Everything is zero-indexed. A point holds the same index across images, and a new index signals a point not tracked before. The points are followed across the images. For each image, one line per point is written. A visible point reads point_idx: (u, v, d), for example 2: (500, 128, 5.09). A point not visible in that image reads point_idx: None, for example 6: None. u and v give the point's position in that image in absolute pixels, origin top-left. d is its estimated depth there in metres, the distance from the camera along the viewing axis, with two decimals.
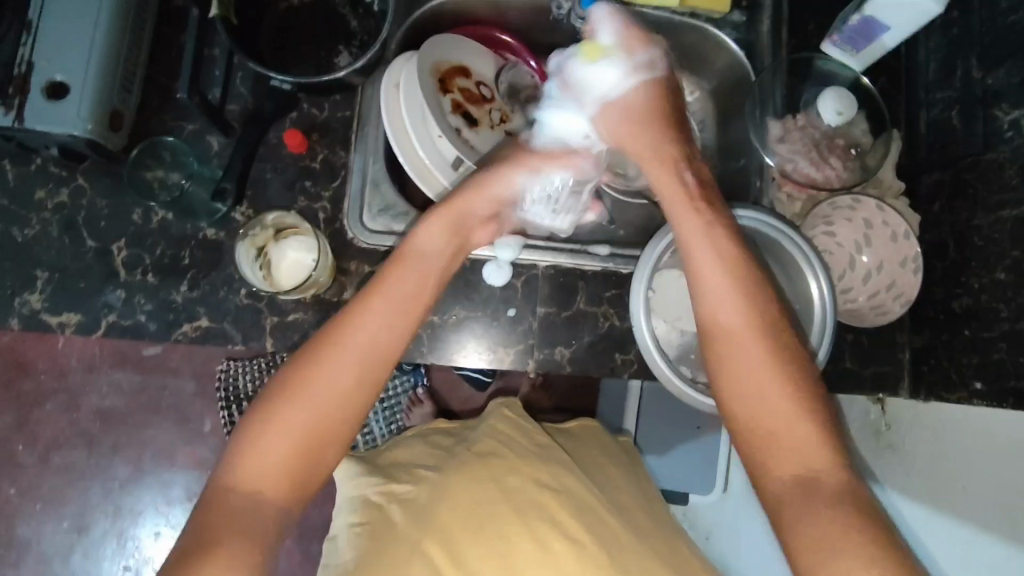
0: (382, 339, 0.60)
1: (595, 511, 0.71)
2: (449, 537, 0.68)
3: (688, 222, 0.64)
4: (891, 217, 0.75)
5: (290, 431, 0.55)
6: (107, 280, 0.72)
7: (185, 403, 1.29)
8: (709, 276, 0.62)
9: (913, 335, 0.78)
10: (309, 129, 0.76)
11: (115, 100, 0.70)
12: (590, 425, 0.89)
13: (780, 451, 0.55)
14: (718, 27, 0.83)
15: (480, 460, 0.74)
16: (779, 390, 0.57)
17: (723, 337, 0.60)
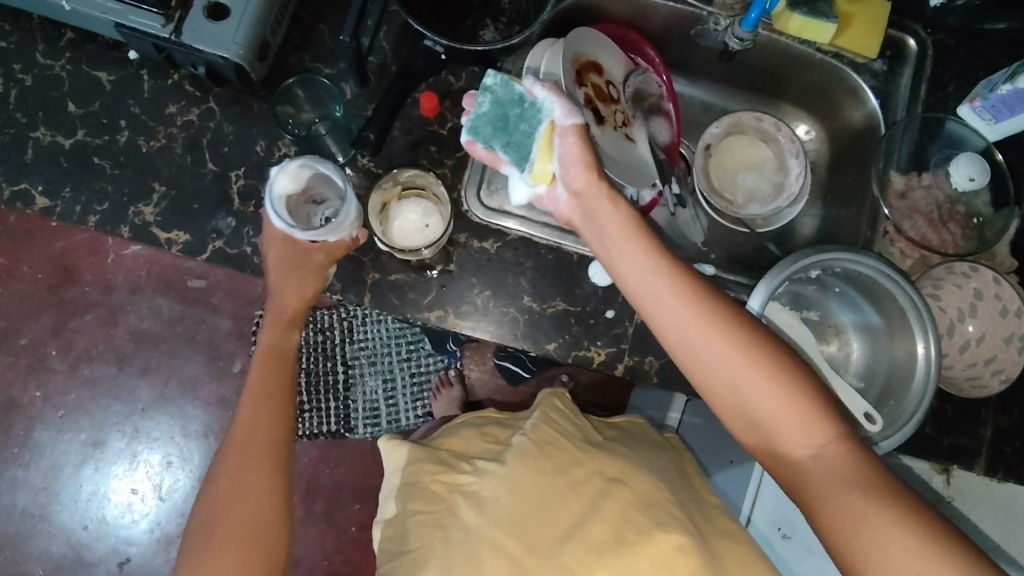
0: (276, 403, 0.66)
1: (660, 505, 0.69)
2: (523, 526, 0.69)
3: (639, 254, 0.60)
4: (1006, 292, 0.74)
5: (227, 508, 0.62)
6: (219, 206, 0.72)
7: (219, 339, 1.27)
8: (665, 308, 0.58)
9: (1000, 415, 0.75)
10: (443, 94, 0.76)
11: (267, 32, 0.70)
12: (641, 423, 0.90)
13: (791, 440, 0.55)
14: (858, 71, 0.83)
15: (539, 447, 0.75)
16: (768, 393, 0.55)
17: (689, 364, 0.58)
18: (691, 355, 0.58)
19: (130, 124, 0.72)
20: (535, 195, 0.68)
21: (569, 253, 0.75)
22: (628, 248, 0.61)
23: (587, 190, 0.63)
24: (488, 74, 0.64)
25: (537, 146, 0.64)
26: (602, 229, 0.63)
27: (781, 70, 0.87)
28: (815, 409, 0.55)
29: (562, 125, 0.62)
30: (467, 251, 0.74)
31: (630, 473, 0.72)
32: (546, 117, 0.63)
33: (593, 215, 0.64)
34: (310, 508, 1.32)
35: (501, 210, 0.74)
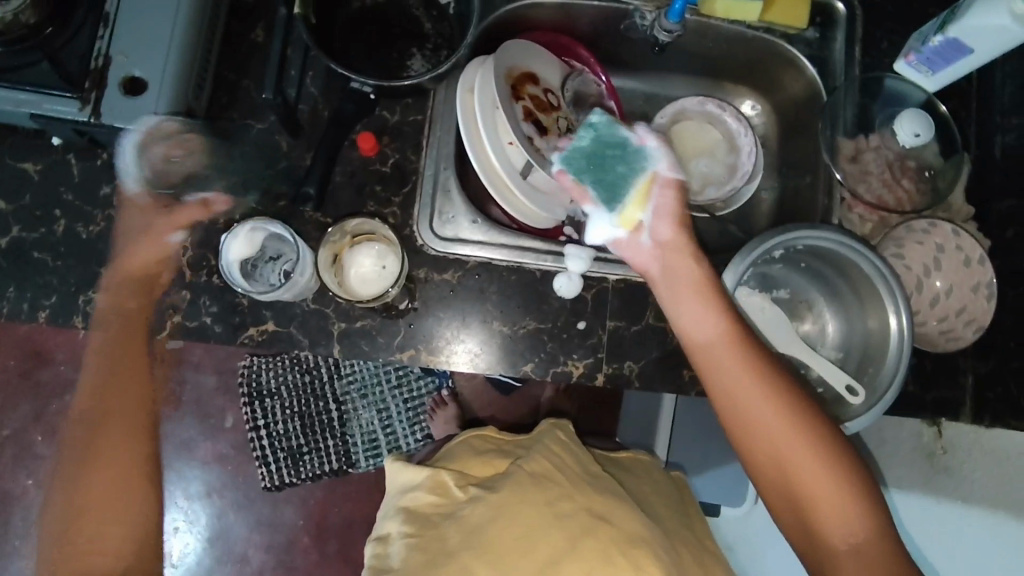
0: (96, 381, 0.69)
1: (645, 544, 0.71)
2: (502, 558, 0.71)
3: (703, 318, 0.63)
4: (966, 243, 0.75)
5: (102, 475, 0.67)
6: (171, 280, 0.71)
7: (207, 398, 1.29)
8: (731, 371, 0.60)
9: (978, 362, 0.76)
10: (380, 132, 0.75)
11: (189, 98, 0.68)
12: (644, 459, 0.94)
13: (832, 525, 0.57)
14: (792, 42, 0.82)
15: (535, 482, 0.76)
16: (814, 461, 0.58)
17: (748, 426, 0.60)
18: (751, 417, 0.59)
19: (65, 211, 0.70)
20: (611, 242, 0.70)
21: (532, 271, 0.75)
22: (693, 311, 0.63)
23: (675, 242, 0.67)
24: (595, 114, 0.73)
25: (633, 192, 0.70)
26: (675, 283, 0.65)
27: (715, 52, 0.87)
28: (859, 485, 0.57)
29: (665, 176, 0.69)
30: (429, 285, 0.73)
31: (619, 513, 0.74)
32: (647, 169, 0.70)
33: (667, 266, 0.66)
34: (325, 549, 1.28)
35: (456, 238, 0.74)
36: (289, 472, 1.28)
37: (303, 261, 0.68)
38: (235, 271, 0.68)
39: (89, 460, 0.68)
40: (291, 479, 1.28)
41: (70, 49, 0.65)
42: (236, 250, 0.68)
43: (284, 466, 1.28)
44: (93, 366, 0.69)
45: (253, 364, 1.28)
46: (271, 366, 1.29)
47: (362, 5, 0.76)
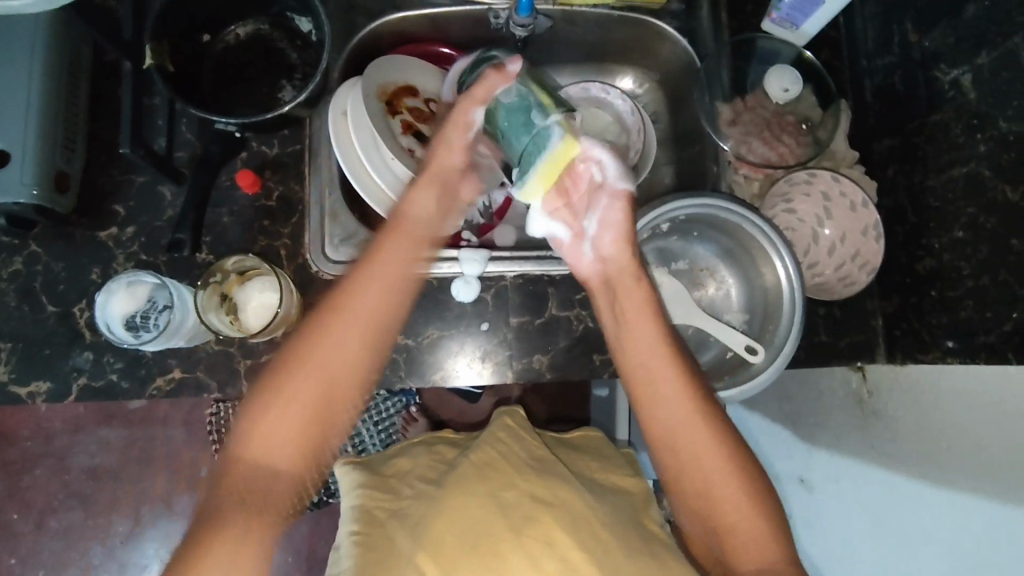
0: (382, 303, 0.61)
1: (590, 524, 0.65)
2: (444, 557, 0.63)
3: (647, 337, 0.63)
4: (848, 187, 0.77)
5: (308, 382, 0.57)
6: (72, 343, 0.71)
7: (183, 450, 1.22)
8: (667, 392, 0.61)
9: (883, 302, 0.78)
10: (261, 167, 0.76)
11: (59, 161, 0.68)
12: (594, 436, 0.89)
13: (743, 547, 0.58)
14: (659, 17, 0.83)
15: (478, 471, 0.71)
16: (733, 484, 0.59)
17: (670, 444, 0.60)
18: (669, 436, 0.60)
19: None
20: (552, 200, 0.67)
21: (428, 280, 0.75)
22: (636, 337, 0.63)
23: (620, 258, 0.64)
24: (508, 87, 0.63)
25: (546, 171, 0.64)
26: (623, 302, 0.64)
27: (591, 37, 0.87)
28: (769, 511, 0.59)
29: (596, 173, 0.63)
30: None
31: (564, 496, 0.68)
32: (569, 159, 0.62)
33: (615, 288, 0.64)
34: None
35: (352, 260, 0.74)
36: None
37: (185, 301, 0.69)
38: (116, 314, 0.69)
39: (257, 443, 0.55)
40: None
41: None
42: (125, 298, 0.69)
43: None
44: (394, 274, 0.62)
45: (220, 411, 1.19)
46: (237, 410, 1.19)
47: (226, 46, 0.77)
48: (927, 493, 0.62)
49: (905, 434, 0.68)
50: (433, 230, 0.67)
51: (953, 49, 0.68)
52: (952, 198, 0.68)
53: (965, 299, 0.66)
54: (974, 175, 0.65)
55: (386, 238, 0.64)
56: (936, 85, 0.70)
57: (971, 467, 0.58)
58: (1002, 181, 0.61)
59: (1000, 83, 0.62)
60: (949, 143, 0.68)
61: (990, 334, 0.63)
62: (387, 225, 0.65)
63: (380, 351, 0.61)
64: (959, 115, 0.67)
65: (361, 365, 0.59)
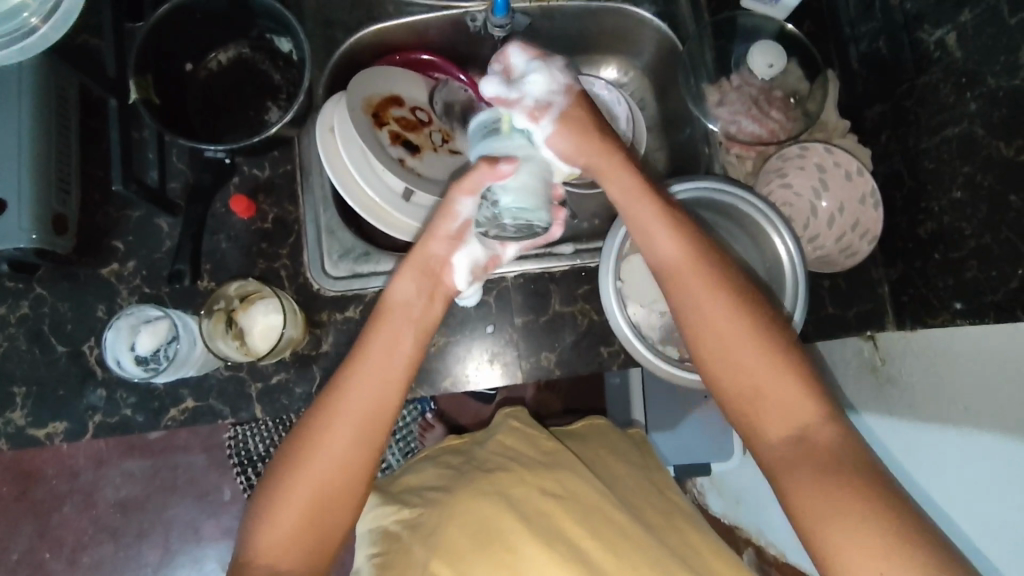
0: (370, 399, 0.60)
1: (602, 512, 0.68)
2: (458, 556, 0.65)
3: (669, 239, 0.61)
4: (841, 157, 0.76)
5: (314, 480, 0.57)
6: (84, 382, 0.72)
7: (200, 476, 1.23)
8: (693, 287, 0.59)
9: (888, 269, 0.77)
10: (254, 190, 0.76)
11: (56, 204, 0.69)
12: (600, 423, 0.88)
13: (810, 488, 0.51)
14: (637, 4, 0.83)
15: (485, 474, 0.72)
16: (771, 371, 0.56)
17: (706, 329, 0.58)
18: (712, 326, 0.58)
19: None
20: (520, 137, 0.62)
21: None
22: (694, 296, 0.59)
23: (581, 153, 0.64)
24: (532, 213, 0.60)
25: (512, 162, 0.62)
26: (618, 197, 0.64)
27: (572, 29, 0.86)
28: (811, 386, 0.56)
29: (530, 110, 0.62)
30: (335, 326, 0.74)
31: (570, 485, 0.70)
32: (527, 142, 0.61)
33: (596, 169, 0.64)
34: None
35: (352, 275, 0.76)
36: None
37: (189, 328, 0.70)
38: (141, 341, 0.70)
39: (261, 544, 0.56)
40: None
41: None
42: (151, 335, 0.69)
43: None
44: (378, 367, 0.61)
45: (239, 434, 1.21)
46: (256, 432, 1.20)
47: (207, 74, 0.77)
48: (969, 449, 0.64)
49: (929, 398, 0.69)
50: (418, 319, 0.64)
51: (936, 10, 0.67)
52: (947, 158, 0.67)
53: (969, 260, 0.65)
54: (967, 134, 0.64)
55: (367, 331, 0.63)
56: (922, 47, 0.69)
57: (995, 417, 0.60)
58: (997, 138, 0.61)
59: (984, 40, 0.62)
60: (939, 104, 0.67)
61: (997, 293, 0.62)
62: (377, 310, 0.65)
63: (375, 444, 0.60)
64: (947, 74, 0.66)
65: (354, 461, 0.58)
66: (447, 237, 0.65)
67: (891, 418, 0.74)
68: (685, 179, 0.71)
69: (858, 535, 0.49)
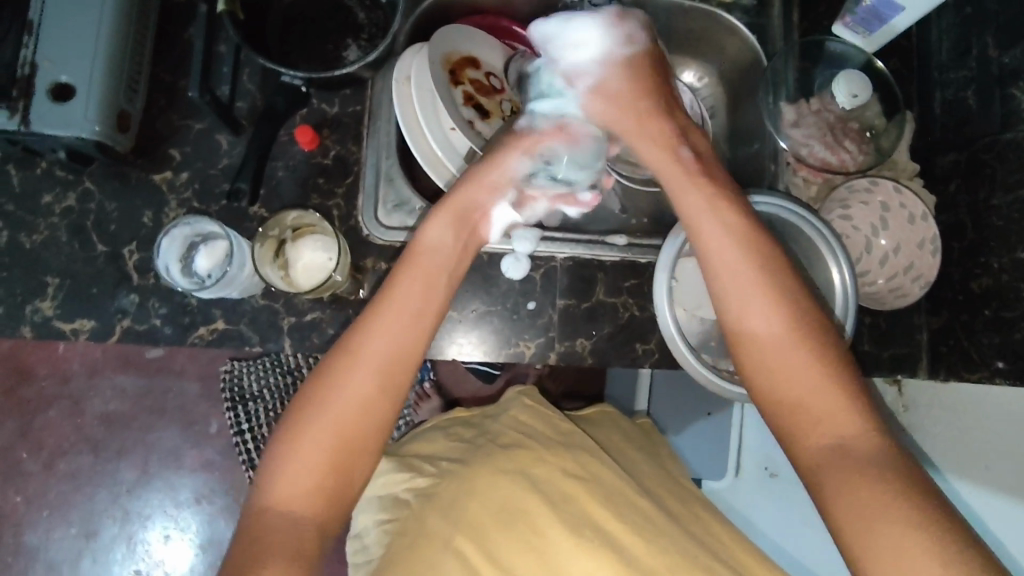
0: (392, 346, 0.58)
1: (629, 500, 0.69)
2: (481, 531, 0.66)
3: (695, 204, 0.63)
4: (909, 200, 0.76)
5: (336, 413, 0.55)
6: (119, 284, 0.71)
7: (190, 404, 1.22)
8: (730, 267, 0.59)
9: (930, 317, 0.77)
10: (320, 124, 0.75)
11: (122, 101, 0.68)
12: (609, 411, 0.88)
13: (815, 424, 0.53)
14: (728, 11, 0.82)
15: (504, 450, 0.72)
16: (808, 367, 0.55)
17: (740, 325, 0.58)
18: (750, 328, 0.58)
19: (7, 222, 0.70)
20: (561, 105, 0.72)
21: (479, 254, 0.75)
22: (745, 300, 0.58)
23: (658, 156, 0.68)
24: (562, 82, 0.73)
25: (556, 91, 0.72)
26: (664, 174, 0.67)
27: (658, 25, 0.85)
28: (844, 379, 0.54)
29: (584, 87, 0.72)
30: (377, 275, 0.74)
31: (598, 469, 0.71)
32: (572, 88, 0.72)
33: (661, 168, 0.68)
34: None
35: (402, 227, 0.74)
36: None
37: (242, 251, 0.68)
38: (197, 259, 0.70)
39: (280, 471, 0.54)
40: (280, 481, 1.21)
41: None
42: (209, 257, 0.70)
43: None
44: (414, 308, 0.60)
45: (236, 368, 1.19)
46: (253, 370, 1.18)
47: None
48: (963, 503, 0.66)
49: (946, 447, 0.70)
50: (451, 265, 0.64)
51: None
52: (1018, 219, 0.67)
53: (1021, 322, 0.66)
54: None
55: (397, 271, 0.61)
56: (1012, 103, 0.69)
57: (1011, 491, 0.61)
58: None
59: None
60: (1020, 163, 0.67)
61: None
62: (405, 256, 0.63)
63: (400, 387, 0.57)
64: None
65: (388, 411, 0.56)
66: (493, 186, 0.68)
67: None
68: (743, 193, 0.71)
69: (892, 539, 0.47)
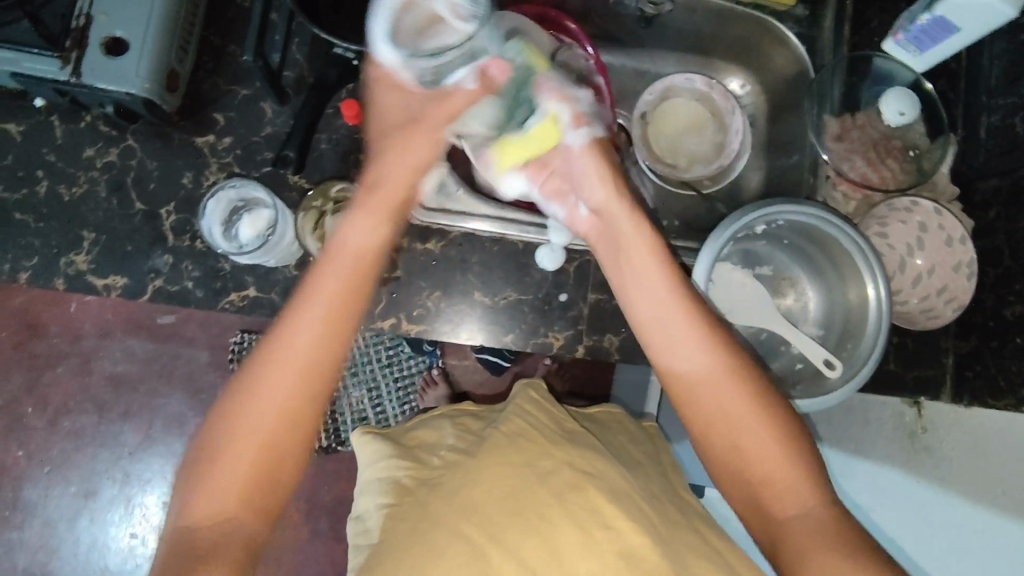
0: (319, 350, 0.51)
1: (632, 498, 0.66)
2: (486, 521, 0.63)
3: (643, 259, 0.58)
4: (948, 221, 0.76)
5: (259, 435, 0.49)
6: (154, 244, 0.71)
7: (198, 371, 1.18)
8: (676, 327, 0.56)
9: (959, 341, 0.78)
10: (365, 100, 0.75)
11: (173, 60, 0.68)
12: (614, 412, 0.89)
13: (782, 497, 0.52)
14: (780, 20, 0.81)
15: (510, 441, 0.72)
16: (761, 425, 0.53)
17: (694, 388, 0.55)
18: (698, 383, 0.55)
19: (48, 173, 0.70)
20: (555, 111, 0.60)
21: (514, 242, 0.75)
22: (690, 368, 0.55)
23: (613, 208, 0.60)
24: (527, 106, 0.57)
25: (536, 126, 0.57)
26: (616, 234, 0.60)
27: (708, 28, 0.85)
28: (798, 442, 0.53)
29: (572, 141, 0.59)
30: (411, 254, 0.73)
31: (606, 469, 0.68)
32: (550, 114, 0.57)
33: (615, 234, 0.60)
34: (314, 526, 1.19)
35: (443, 210, 0.73)
36: None
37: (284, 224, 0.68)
38: (241, 227, 0.71)
39: (199, 502, 0.48)
40: None
41: (51, 9, 0.64)
42: (252, 226, 0.70)
43: None
44: (339, 298, 0.52)
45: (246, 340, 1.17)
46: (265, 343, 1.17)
47: None
48: (977, 532, 0.64)
49: (963, 474, 0.67)
50: (374, 260, 0.55)
51: None
52: None
53: None
54: None
55: (313, 267, 0.53)
56: None
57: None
58: None
59: None
60: None
61: None
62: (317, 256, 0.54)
63: (323, 391, 0.52)
64: None
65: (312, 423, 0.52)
66: (597, 179, 0.59)
67: (895, 475, 0.75)
68: (778, 201, 0.69)
69: None
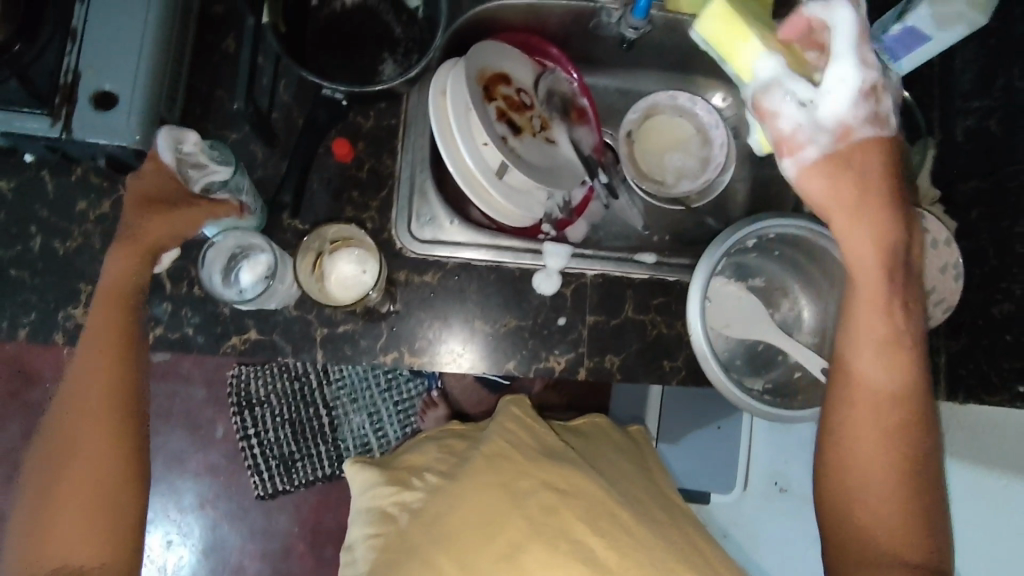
0: (105, 395, 0.59)
1: (610, 515, 0.66)
2: (462, 549, 0.66)
3: (863, 236, 0.54)
4: (932, 224, 0.77)
5: (65, 471, 0.57)
6: (152, 293, 0.71)
7: (196, 409, 1.17)
8: (862, 286, 0.55)
9: (949, 340, 0.78)
10: (355, 137, 0.76)
11: (162, 109, 0.68)
12: (599, 422, 0.88)
13: (864, 476, 0.56)
14: None
15: (489, 463, 0.71)
16: (887, 415, 0.56)
17: (864, 354, 0.56)
18: (876, 347, 0.56)
19: (41, 228, 0.70)
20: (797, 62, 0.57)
21: (510, 269, 0.76)
22: (860, 328, 0.56)
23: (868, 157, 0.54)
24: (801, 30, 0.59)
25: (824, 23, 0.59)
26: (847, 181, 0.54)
27: (687, 45, 0.87)
28: (910, 443, 0.56)
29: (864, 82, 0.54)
30: (409, 287, 0.74)
31: (583, 486, 0.68)
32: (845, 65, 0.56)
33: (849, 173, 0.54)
34: (321, 555, 1.16)
35: (435, 241, 0.75)
36: (282, 480, 1.16)
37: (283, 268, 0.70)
38: (241, 272, 0.72)
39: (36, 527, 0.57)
40: (285, 487, 1.16)
41: (38, 68, 0.64)
42: (252, 272, 0.72)
43: (277, 475, 1.16)
44: (98, 350, 0.59)
45: (243, 373, 1.17)
46: (264, 376, 1.17)
47: (330, 12, 0.77)
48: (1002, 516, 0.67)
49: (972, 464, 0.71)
50: (125, 297, 0.61)
51: None
52: None
53: None
54: None
55: (90, 311, 0.60)
56: None
57: None
58: None
59: None
60: None
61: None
62: (98, 292, 0.61)
63: (124, 426, 0.59)
64: None
65: (110, 448, 0.58)
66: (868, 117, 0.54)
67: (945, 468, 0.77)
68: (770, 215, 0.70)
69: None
